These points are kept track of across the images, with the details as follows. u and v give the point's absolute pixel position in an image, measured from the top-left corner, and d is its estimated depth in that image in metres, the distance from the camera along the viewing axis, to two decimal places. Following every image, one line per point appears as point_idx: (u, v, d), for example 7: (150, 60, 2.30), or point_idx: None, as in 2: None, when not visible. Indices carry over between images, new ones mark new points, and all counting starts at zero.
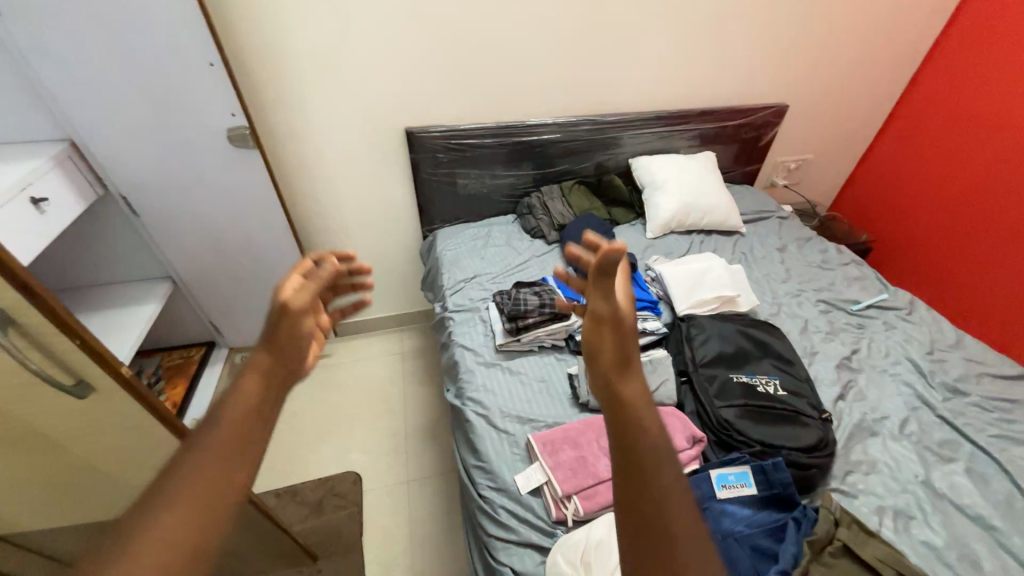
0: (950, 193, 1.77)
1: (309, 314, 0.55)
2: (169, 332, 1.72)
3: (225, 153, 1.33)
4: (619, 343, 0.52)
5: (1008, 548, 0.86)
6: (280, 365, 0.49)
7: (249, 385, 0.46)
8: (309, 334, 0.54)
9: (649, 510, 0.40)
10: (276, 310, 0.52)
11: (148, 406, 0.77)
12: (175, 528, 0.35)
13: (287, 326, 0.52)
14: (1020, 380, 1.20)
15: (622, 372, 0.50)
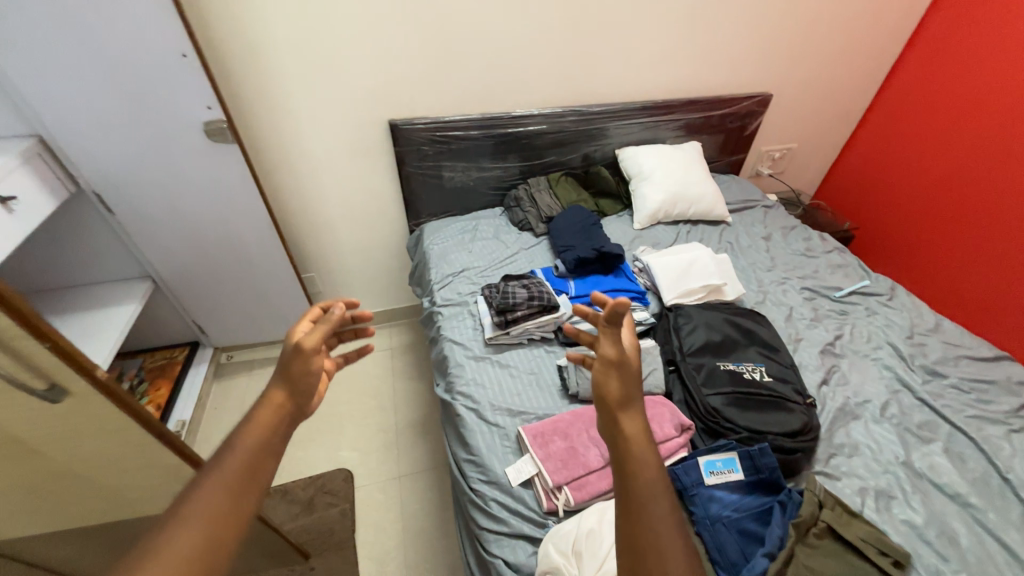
0: (927, 181, 1.80)
1: (317, 356, 0.60)
2: (151, 332, 1.68)
3: (202, 147, 1.29)
4: (627, 386, 0.57)
5: (984, 524, 0.89)
6: (291, 404, 0.57)
7: (259, 422, 0.54)
8: (317, 373, 0.60)
9: (646, 541, 0.46)
10: (292, 350, 0.58)
11: (131, 412, 0.76)
12: (191, 546, 0.43)
13: (294, 367, 0.58)
14: (996, 361, 1.23)
15: (625, 412, 0.55)
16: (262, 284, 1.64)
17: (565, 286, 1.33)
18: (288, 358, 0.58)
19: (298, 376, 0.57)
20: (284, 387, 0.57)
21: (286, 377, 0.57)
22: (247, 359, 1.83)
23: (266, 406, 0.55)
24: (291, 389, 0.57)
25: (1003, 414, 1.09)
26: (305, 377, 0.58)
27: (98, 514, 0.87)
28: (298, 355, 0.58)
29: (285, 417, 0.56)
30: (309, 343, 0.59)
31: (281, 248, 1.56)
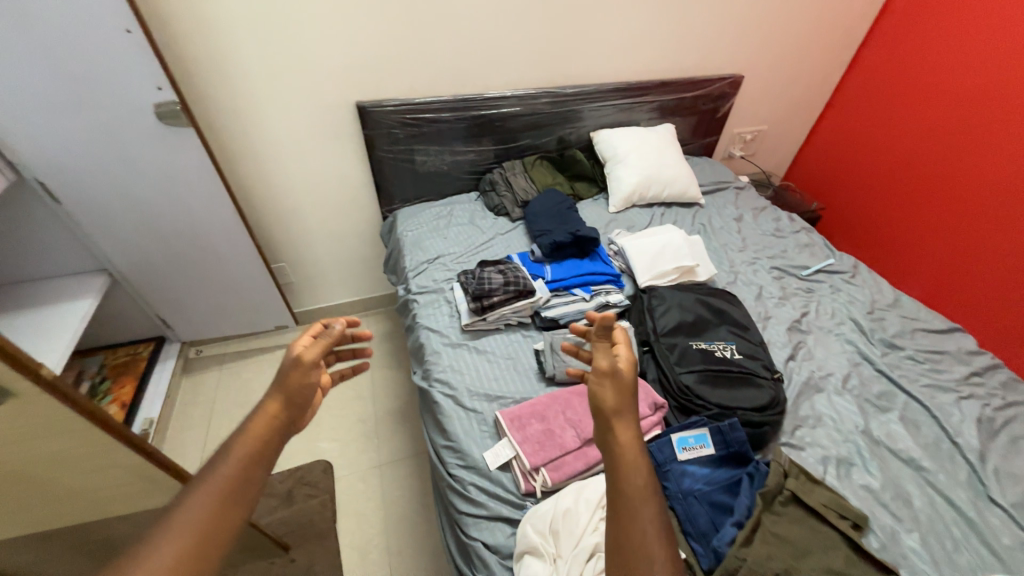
0: (889, 161, 1.85)
1: (315, 370, 0.62)
2: (111, 329, 1.60)
3: (153, 130, 1.21)
4: (620, 395, 0.60)
5: (935, 486, 0.95)
6: (286, 414, 0.58)
7: (252, 432, 0.55)
8: (314, 387, 0.61)
9: (634, 542, 0.51)
10: (291, 362, 0.60)
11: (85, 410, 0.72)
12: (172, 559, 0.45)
13: (292, 381, 0.59)
14: (949, 333, 1.30)
15: (619, 420, 0.58)
16: (229, 275, 1.58)
17: (541, 270, 1.32)
18: (286, 372, 0.60)
19: (295, 389, 0.59)
20: (279, 400, 0.58)
21: (284, 389, 0.59)
22: (218, 353, 1.78)
23: (262, 415, 0.56)
24: (286, 402, 0.58)
25: (954, 382, 1.16)
26: (301, 389, 0.59)
27: (51, 522, 0.81)
28: (297, 369, 0.60)
29: (279, 429, 0.57)
30: (309, 359, 0.61)
31: (248, 237, 1.50)
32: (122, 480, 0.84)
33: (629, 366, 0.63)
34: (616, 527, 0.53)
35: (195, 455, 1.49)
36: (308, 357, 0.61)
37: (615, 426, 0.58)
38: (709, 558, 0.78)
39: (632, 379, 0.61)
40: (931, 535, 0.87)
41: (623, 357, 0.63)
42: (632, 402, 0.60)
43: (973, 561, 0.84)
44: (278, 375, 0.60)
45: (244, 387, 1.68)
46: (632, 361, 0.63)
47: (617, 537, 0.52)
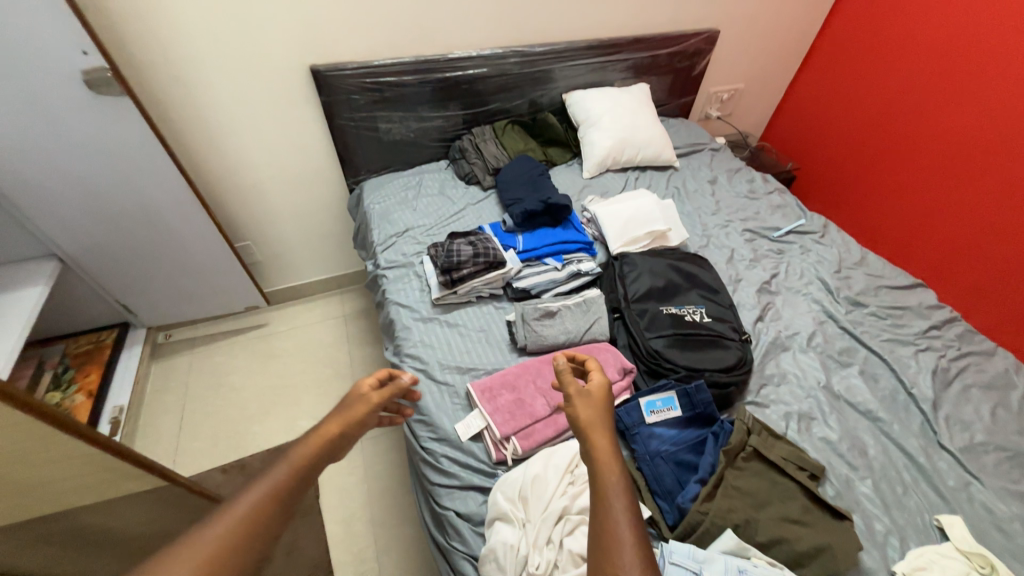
0: (865, 118, 1.82)
1: (375, 411, 0.69)
2: (69, 317, 1.53)
3: (85, 101, 1.11)
4: (592, 406, 0.67)
5: (889, 435, 0.99)
6: (336, 441, 0.64)
7: (302, 451, 0.60)
8: (365, 425, 0.68)
9: (609, 532, 0.51)
10: (357, 391, 0.70)
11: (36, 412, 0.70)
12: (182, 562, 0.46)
13: (356, 413, 0.67)
14: (911, 289, 1.33)
15: (594, 430, 0.63)
16: (191, 256, 1.51)
17: (513, 240, 1.29)
18: (352, 401, 0.68)
19: (354, 419, 0.66)
20: (340, 423, 0.65)
21: (345, 418, 0.66)
22: (189, 337, 1.73)
23: (319, 434, 0.63)
24: (344, 428, 0.65)
25: (913, 335, 1.20)
26: (358, 422, 0.66)
27: None
28: (364, 404, 0.68)
29: (325, 454, 0.62)
30: (376, 401, 0.69)
31: (206, 215, 1.43)
32: (77, 475, 0.80)
33: (602, 388, 0.70)
34: (595, 522, 0.54)
35: (172, 441, 1.47)
36: (375, 396, 0.69)
37: (590, 431, 0.63)
38: (674, 514, 0.81)
39: (604, 395, 0.69)
40: (883, 480, 0.92)
41: (595, 381, 0.71)
42: (607, 414, 0.67)
43: (921, 503, 0.89)
44: (344, 401, 0.68)
45: (218, 370, 1.64)
46: (604, 384, 0.71)
47: (596, 531, 0.53)
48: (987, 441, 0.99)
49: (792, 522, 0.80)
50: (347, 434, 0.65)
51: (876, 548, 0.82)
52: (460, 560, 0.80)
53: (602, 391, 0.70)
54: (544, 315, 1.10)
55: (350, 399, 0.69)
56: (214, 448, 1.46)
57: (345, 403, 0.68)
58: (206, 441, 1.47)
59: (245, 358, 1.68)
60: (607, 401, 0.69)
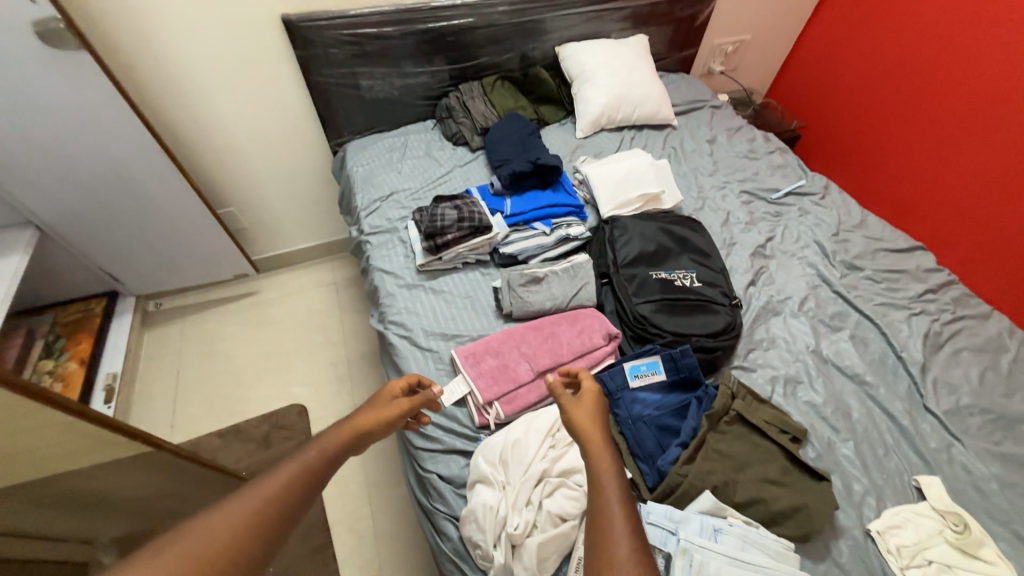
0: (875, 72, 1.71)
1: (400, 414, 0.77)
2: (54, 285, 1.51)
3: (41, 55, 1.04)
4: (585, 404, 0.70)
5: (875, 398, 0.99)
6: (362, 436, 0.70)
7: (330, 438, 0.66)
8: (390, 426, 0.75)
9: (603, 512, 0.53)
10: (381, 395, 0.79)
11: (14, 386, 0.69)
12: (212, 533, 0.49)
13: (388, 411, 0.75)
14: (910, 252, 1.29)
15: (587, 426, 0.66)
16: (172, 222, 1.47)
17: (501, 204, 1.24)
18: (385, 400, 0.78)
19: (386, 416, 0.74)
20: (374, 415, 0.73)
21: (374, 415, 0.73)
22: (179, 305, 1.71)
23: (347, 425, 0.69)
24: (376, 420, 0.72)
25: (908, 299, 1.17)
26: (389, 419, 0.75)
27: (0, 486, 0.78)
28: (397, 406, 0.77)
29: (351, 445, 0.67)
30: (407, 405, 0.78)
31: (186, 180, 1.39)
32: (62, 442, 0.80)
33: (594, 391, 0.74)
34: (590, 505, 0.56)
35: (168, 407, 1.49)
36: (406, 400, 0.79)
37: (581, 428, 0.66)
38: (653, 476, 0.81)
39: (595, 396, 0.72)
40: (865, 442, 0.92)
41: (588, 386, 0.74)
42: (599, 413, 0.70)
43: (901, 464, 0.90)
44: (377, 398, 0.78)
45: (210, 338, 1.64)
46: (596, 388, 0.74)
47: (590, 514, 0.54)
48: (973, 404, 0.99)
49: (771, 483, 0.81)
50: (378, 427, 0.72)
51: (853, 507, 0.83)
52: (442, 521, 0.81)
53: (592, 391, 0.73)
54: (530, 281, 1.08)
55: (382, 398, 0.78)
56: (209, 413, 1.48)
57: (377, 399, 0.77)
58: (201, 407, 1.49)
59: (237, 326, 1.67)
60: (599, 403, 0.71)
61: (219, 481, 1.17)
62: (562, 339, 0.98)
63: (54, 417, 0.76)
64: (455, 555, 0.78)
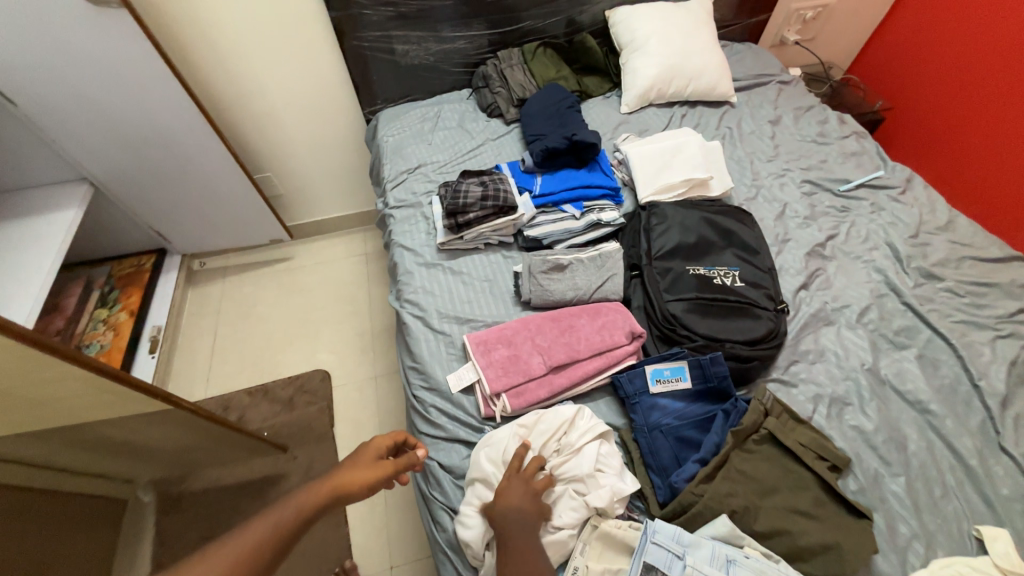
0: (984, 47, 1.43)
1: (381, 478, 0.72)
2: (109, 239, 1.60)
3: (84, 14, 1.06)
4: (513, 492, 0.69)
5: (938, 430, 0.86)
6: (332, 499, 0.68)
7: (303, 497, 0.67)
8: (367, 490, 0.70)
9: None
10: (363, 451, 0.75)
11: (68, 355, 0.71)
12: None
13: (369, 473, 0.71)
14: (1006, 262, 1.10)
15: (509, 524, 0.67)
16: (209, 185, 1.51)
17: (531, 183, 1.16)
18: (368, 459, 0.73)
19: (366, 478, 0.70)
20: (352, 476, 0.70)
21: (352, 478, 0.70)
22: (220, 266, 1.78)
23: (322, 484, 0.68)
24: (353, 483, 0.69)
25: (995, 319, 1.00)
26: (368, 482, 0.70)
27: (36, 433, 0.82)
28: (378, 468, 0.72)
29: (319, 508, 0.66)
30: (390, 468, 0.73)
31: (223, 144, 1.42)
32: (98, 404, 0.83)
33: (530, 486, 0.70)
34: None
35: (206, 362, 1.57)
36: (389, 462, 0.73)
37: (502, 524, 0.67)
38: (665, 492, 0.75)
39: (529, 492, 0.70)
40: (920, 480, 0.81)
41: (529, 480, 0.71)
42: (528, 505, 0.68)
43: (961, 509, 0.78)
44: (361, 454, 0.74)
45: (246, 300, 1.70)
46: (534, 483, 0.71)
47: None
48: None
49: (800, 514, 0.72)
50: (351, 492, 0.69)
51: (895, 552, 0.74)
52: (439, 510, 0.80)
53: (524, 475, 0.71)
54: (553, 268, 1.01)
55: (366, 455, 0.74)
56: (240, 372, 1.55)
57: (360, 456, 0.73)
58: (235, 365, 1.56)
59: (271, 290, 1.73)
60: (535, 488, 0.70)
61: (245, 441, 1.20)
62: (581, 334, 0.91)
63: (81, 387, 0.78)
64: (448, 547, 0.77)
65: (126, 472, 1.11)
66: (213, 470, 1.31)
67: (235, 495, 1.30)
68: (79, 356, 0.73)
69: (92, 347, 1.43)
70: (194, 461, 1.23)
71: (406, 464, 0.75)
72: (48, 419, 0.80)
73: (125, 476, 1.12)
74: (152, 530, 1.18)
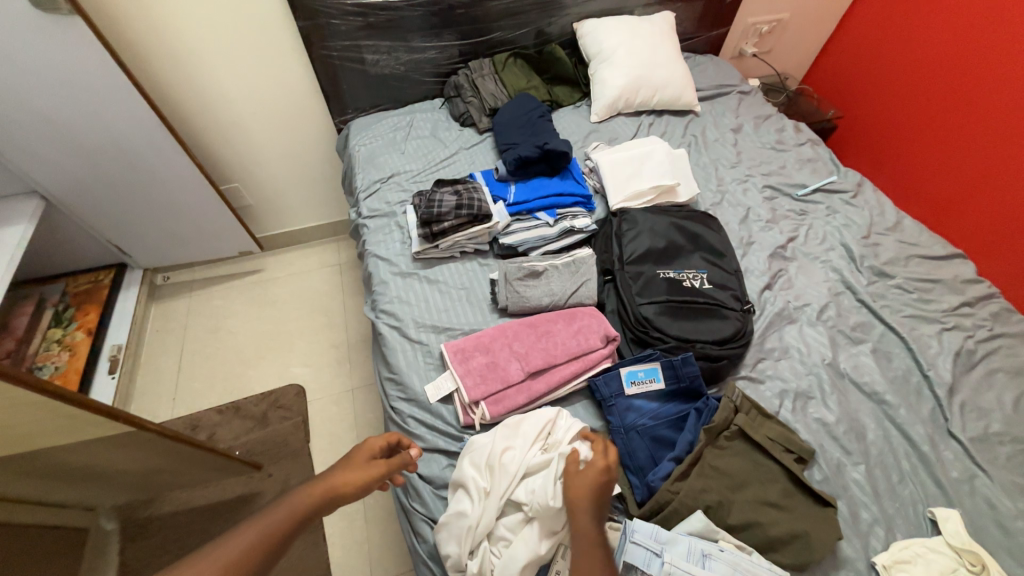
0: (926, 59, 1.55)
1: (376, 478, 0.71)
2: (63, 254, 1.52)
3: (33, 22, 1.01)
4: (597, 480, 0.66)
5: (893, 419, 0.92)
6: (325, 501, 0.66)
7: (295, 499, 0.65)
8: (362, 491, 0.70)
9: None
10: (356, 452, 0.74)
11: (17, 380, 0.67)
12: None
13: (363, 474, 0.70)
14: (948, 260, 1.19)
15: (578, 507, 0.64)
16: (173, 196, 1.46)
17: (505, 191, 1.18)
18: (361, 459, 0.73)
19: (359, 478, 0.70)
20: (344, 477, 0.69)
21: (345, 480, 0.69)
22: (186, 279, 1.72)
23: (315, 486, 0.67)
24: (345, 483, 0.69)
25: (940, 313, 1.08)
26: (361, 482, 0.70)
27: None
28: (372, 467, 0.72)
29: (313, 511, 0.65)
30: (383, 468, 0.73)
31: (187, 156, 1.38)
32: (53, 429, 0.79)
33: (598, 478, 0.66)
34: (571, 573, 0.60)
35: (172, 381, 1.50)
36: (383, 463, 0.73)
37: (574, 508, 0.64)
38: (642, 492, 0.77)
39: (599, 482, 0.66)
40: (879, 467, 0.86)
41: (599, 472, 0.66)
42: (600, 494, 0.65)
43: (916, 493, 0.83)
44: (354, 455, 0.73)
45: (215, 314, 1.64)
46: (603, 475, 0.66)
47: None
48: (1004, 432, 0.91)
49: (769, 505, 0.75)
50: (344, 493, 0.68)
51: (858, 537, 0.77)
52: (419, 522, 0.80)
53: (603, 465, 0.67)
54: (528, 275, 1.02)
55: (358, 456, 0.73)
56: (210, 389, 1.49)
57: (353, 457, 0.72)
58: (203, 382, 1.50)
59: (241, 303, 1.67)
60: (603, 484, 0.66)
61: (217, 461, 1.15)
62: (558, 339, 0.93)
63: (35, 413, 0.74)
64: (429, 557, 0.77)
65: (86, 500, 1.08)
66: (180, 492, 1.26)
67: (206, 514, 1.24)
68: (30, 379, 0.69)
69: (45, 369, 1.35)
70: (161, 485, 1.18)
71: (400, 465, 0.76)
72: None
73: (84, 504, 1.09)
74: (116, 558, 1.14)
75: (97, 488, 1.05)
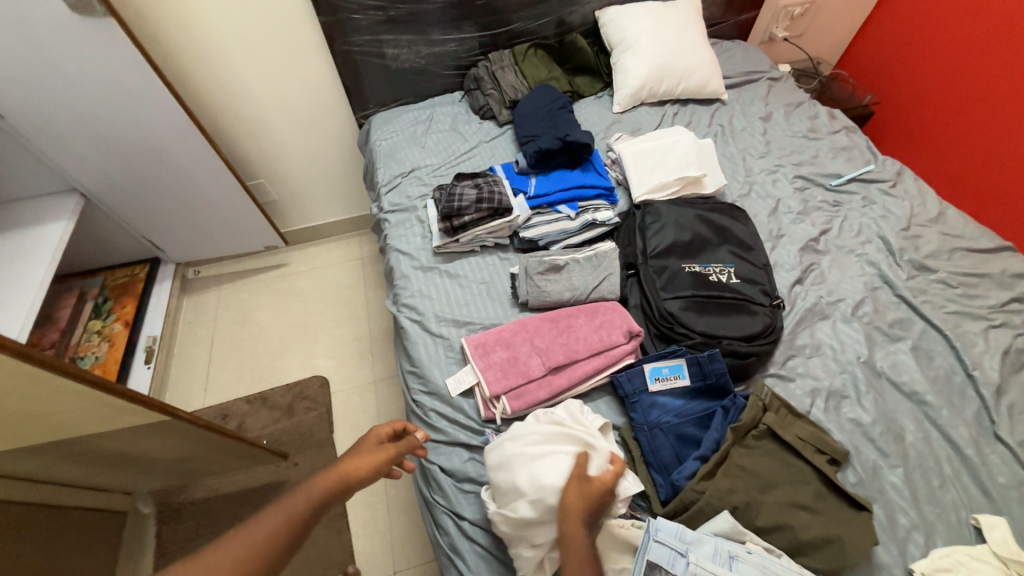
0: (969, 40, 1.45)
1: (386, 461, 0.74)
2: (101, 249, 1.59)
3: (70, 25, 1.05)
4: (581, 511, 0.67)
5: (934, 421, 0.87)
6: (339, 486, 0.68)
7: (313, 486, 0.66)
8: (374, 473, 0.72)
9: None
10: (363, 439, 0.77)
11: (70, 373, 0.72)
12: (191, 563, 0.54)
13: (374, 457, 0.73)
14: (995, 252, 1.12)
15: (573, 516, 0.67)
16: (201, 193, 1.50)
17: (525, 184, 1.16)
18: (370, 445, 0.75)
19: (372, 461, 0.72)
20: (358, 461, 0.72)
21: (357, 463, 0.71)
22: (216, 273, 1.77)
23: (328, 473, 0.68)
24: (360, 467, 0.71)
25: (987, 309, 1.02)
26: (375, 464, 0.72)
27: (40, 450, 0.82)
28: (381, 450, 0.74)
29: (328, 496, 0.67)
30: (393, 449, 0.76)
31: (215, 154, 1.41)
32: (96, 418, 0.83)
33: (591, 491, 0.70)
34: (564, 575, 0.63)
35: (203, 372, 1.55)
36: (391, 446, 0.76)
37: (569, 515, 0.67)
38: (667, 490, 0.76)
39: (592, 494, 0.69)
40: (918, 471, 0.82)
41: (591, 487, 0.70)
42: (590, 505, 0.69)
43: (959, 499, 0.79)
44: (363, 442, 0.76)
45: (242, 307, 1.69)
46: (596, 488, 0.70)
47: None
48: None
49: (801, 508, 0.73)
50: (359, 476, 0.70)
51: (894, 543, 0.74)
52: (441, 514, 0.81)
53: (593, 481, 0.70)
54: (550, 269, 1.01)
55: (368, 441, 0.76)
56: (238, 380, 1.53)
57: (363, 443, 0.75)
58: (233, 373, 1.55)
59: (267, 296, 1.72)
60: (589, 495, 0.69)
61: (247, 451, 1.19)
62: (579, 335, 0.91)
63: (78, 403, 0.78)
64: (452, 551, 0.77)
65: (125, 484, 1.13)
66: (212, 479, 1.31)
67: (235, 501, 1.28)
68: (80, 372, 0.74)
69: (86, 359, 1.42)
70: (195, 471, 1.22)
71: (406, 448, 0.78)
72: (45, 436, 0.79)
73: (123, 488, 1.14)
74: (153, 540, 1.20)
75: (135, 473, 1.10)
